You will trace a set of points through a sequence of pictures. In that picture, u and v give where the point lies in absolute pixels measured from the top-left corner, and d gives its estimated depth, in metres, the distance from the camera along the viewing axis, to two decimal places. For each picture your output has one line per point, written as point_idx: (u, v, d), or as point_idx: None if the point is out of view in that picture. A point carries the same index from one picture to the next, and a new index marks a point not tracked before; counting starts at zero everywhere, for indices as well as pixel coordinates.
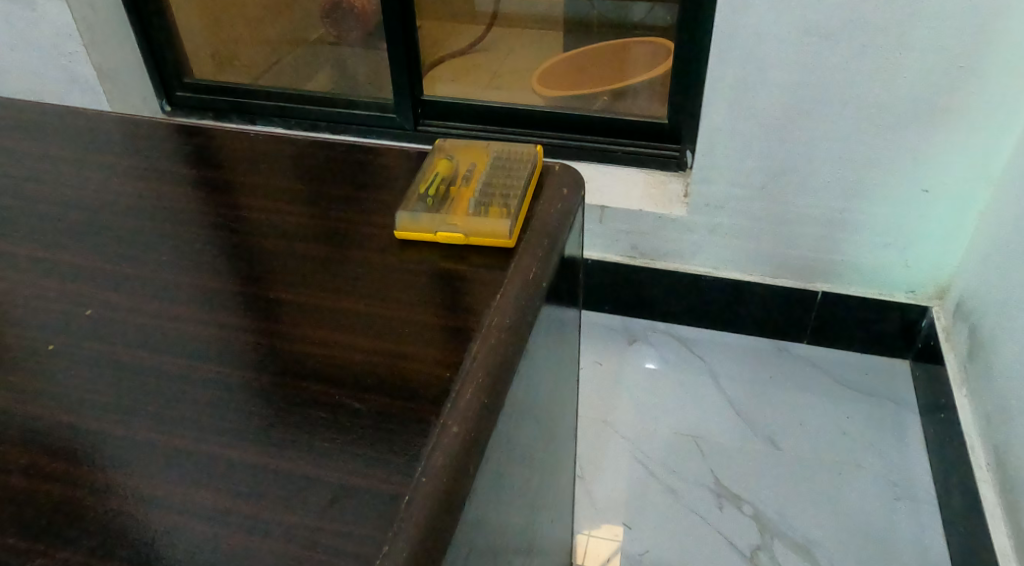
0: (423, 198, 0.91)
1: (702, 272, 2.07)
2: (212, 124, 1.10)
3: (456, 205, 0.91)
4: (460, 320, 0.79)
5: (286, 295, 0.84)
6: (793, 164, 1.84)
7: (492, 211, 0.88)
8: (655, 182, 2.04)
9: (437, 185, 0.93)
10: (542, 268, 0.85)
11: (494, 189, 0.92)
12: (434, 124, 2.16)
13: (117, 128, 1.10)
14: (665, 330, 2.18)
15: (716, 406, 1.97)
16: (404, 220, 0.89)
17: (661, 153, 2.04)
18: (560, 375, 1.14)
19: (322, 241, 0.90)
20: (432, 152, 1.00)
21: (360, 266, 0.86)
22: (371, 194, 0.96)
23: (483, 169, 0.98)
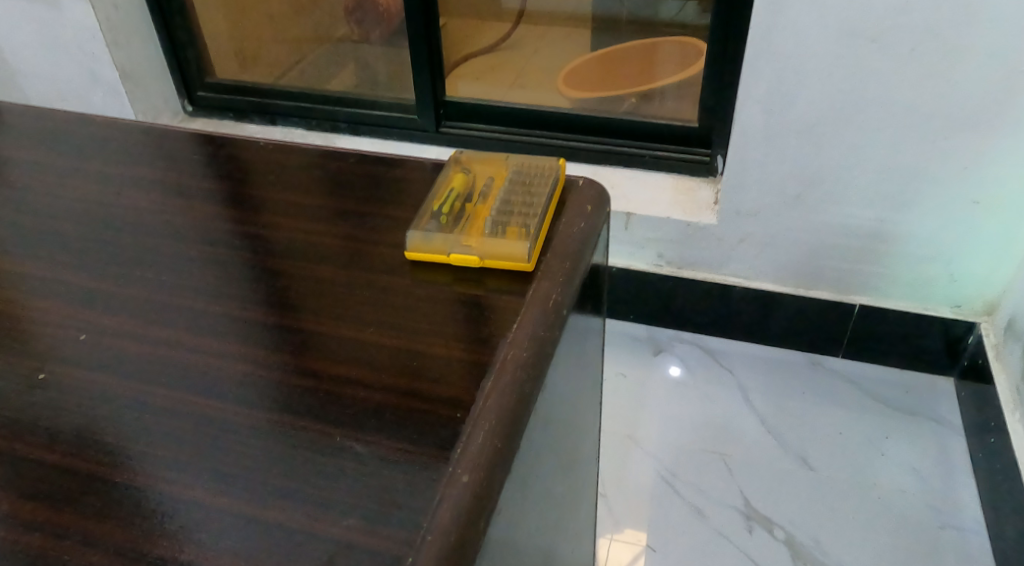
0: (436, 217, 0.84)
1: (732, 282, 1.99)
2: (222, 133, 1.05)
3: (471, 225, 0.85)
4: (474, 352, 0.73)
5: (289, 322, 0.78)
6: (832, 172, 1.76)
7: (509, 232, 0.82)
8: (684, 189, 1.95)
9: (451, 203, 0.87)
10: (565, 294, 0.79)
11: (511, 207, 0.86)
12: (456, 127, 2.09)
13: (124, 137, 1.05)
14: (692, 340, 2.10)
15: (746, 424, 1.88)
16: (415, 241, 0.82)
17: (691, 158, 1.96)
18: (583, 403, 1.08)
19: (329, 262, 0.84)
20: (447, 164, 0.93)
21: (369, 289, 0.80)
22: (383, 209, 0.90)
23: (499, 184, 0.91)
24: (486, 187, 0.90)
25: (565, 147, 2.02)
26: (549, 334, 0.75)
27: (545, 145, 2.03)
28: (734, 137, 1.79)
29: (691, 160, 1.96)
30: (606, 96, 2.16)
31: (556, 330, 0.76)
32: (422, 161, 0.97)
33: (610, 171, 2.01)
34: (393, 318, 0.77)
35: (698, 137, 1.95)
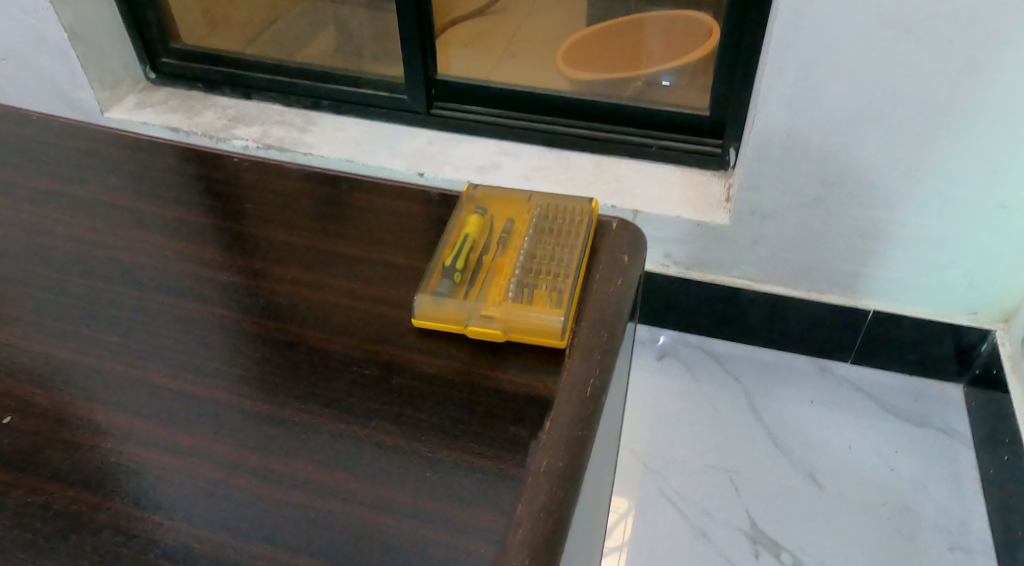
0: (452, 274, 0.87)
1: (740, 283, 1.87)
2: (224, 196, 1.01)
3: (490, 284, 0.88)
4: (502, 461, 0.73)
5: (320, 419, 0.77)
6: (854, 172, 1.62)
7: (536, 299, 0.83)
8: (693, 182, 1.81)
9: (469, 257, 0.90)
10: (602, 373, 0.79)
11: (537, 267, 0.87)
12: (448, 108, 1.92)
13: (111, 204, 1.00)
14: (697, 343, 1.98)
15: (752, 437, 1.78)
16: (428, 302, 0.84)
17: (701, 149, 1.81)
18: (613, 460, 0.95)
19: (356, 345, 0.83)
20: (460, 207, 0.96)
21: (401, 381, 0.80)
22: (411, 273, 0.90)
23: (519, 233, 0.93)
24: (504, 234, 0.93)
25: (565, 135, 1.86)
26: (586, 431, 0.75)
27: (543, 132, 1.86)
28: (749, 138, 1.65)
29: (701, 150, 1.81)
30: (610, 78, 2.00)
31: (592, 421, 0.76)
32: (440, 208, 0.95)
33: (614, 161, 1.85)
34: (423, 409, 0.77)
35: (709, 127, 1.80)
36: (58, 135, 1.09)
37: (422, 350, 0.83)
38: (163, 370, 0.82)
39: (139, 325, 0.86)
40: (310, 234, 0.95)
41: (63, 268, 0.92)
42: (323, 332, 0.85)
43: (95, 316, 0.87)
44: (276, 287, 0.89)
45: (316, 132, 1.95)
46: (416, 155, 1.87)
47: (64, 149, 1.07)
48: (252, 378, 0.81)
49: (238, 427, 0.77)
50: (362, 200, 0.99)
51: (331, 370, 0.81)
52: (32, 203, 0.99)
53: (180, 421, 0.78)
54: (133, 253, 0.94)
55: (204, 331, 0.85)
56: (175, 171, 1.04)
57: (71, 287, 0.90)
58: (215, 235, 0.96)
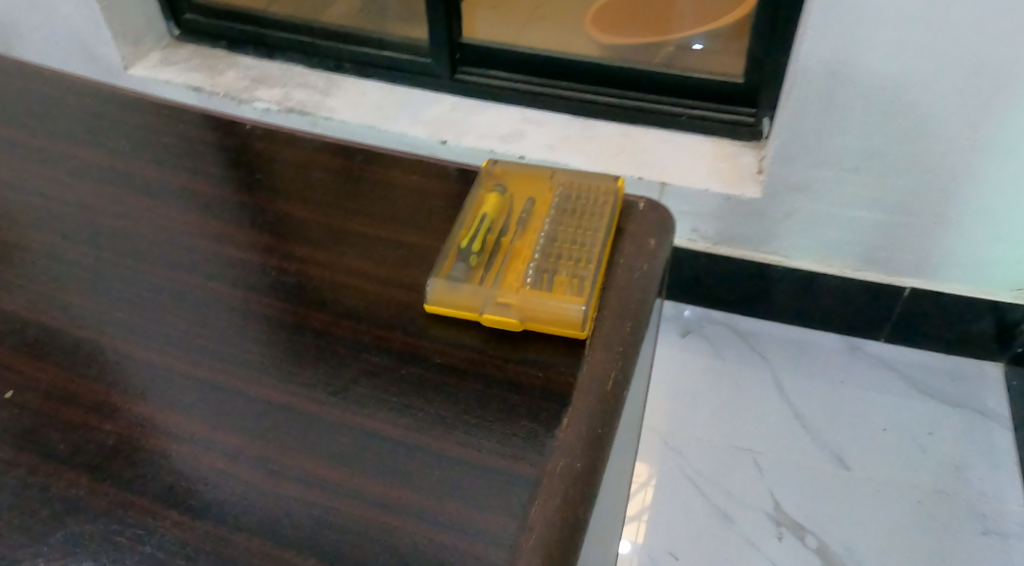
0: (468, 256, 0.84)
1: (770, 259, 1.80)
2: (236, 168, 0.97)
3: (507, 269, 0.85)
4: (515, 458, 0.70)
5: (326, 408, 0.75)
6: (897, 145, 1.54)
7: (556, 288, 0.81)
8: (724, 153, 1.74)
9: (487, 239, 0.87)
10: (625, 367, 0.76)
11: (558, 253, 0.84)
12: (472, 72, 1.86)
13: (121, 173, 0.97)
14: (723, 321, 1.93)
15: (778, 417, 1.74)
16: (442, 286, 0.82)
17: (734, 118, 1.75)
18: (630, 459, 0.89)
19: (366, 331, 0.80)
20: (479, 182, 0.93)
21: (410, 371, 0.77)
22: (425, 256, 0.87)
23: (539, 214, 0.90)
24: (524, 216, 0.89)
25: (592, 102, 1.80)
26: (604, 430, 0.72)
27: (569, 99, 1.80)
28: (786, 102, 1.55)
29: (734, 119, 1.74)
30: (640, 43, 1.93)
31: (611, 420, 0.73)
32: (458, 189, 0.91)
33: (641, 130, 1.79)
34: (436, 400, 0.75)
35: (742, 96, 1.73)
36: (69, 97, 1.06)
37: (437, 338, 0.80)
38: (167, 351, 0.79)
39: (144, 302, 0.83)
40: (324, 210, 0.92)
41: (70, 238, 0.89)
42: (334, 316, 0.82)
43: (101, 291, 0.85)
44: (288, 266, 0.87)
45: (337, 95, 1.90)
46: (439, 121, 1.82)
47: (74, 112, 1.04)
48: (258, 362, 0.78)
49: (241, 414, 0.74)
50: (376, 175, 0.95)
51: (341, 358, 0.78)
52: (43, 169, 0.97)
53: (183, 407, 0.75)
54: (142, 224, 0.91)
55: (211, 313, 0.83)
56: (186, 139, 1.01)
57: (78, 259, 0.88)
58: (226, 209, 0.93)
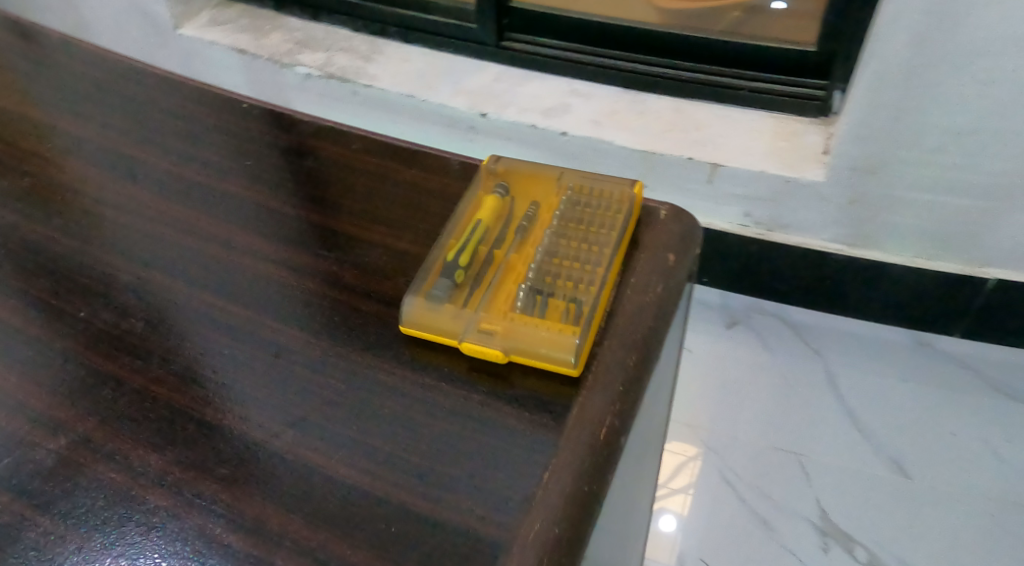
0: (448, 272, 0.60)
1: (833, 251, 1.50)
2: (183, 123, 0.80)
3: (501, 291, 0.60)
4: (466, 512, 0.50)
5: (260, 419, 0.56)
6: (996, 114, 1.22)
7: (558, 305, 0.58)
8: (786, 132, 1.47)
9: (475, 253, 0.62)
10: (640, 365, 0.55)
11: (563, 255, 0.60)
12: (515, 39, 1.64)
13: (42, 120, 0.80)
14: (775, 314, 1.62)
15: (830, 419, 1.45)
16: (409, 314, 0.58)
17: (802, 92, 1.47)
18: (644, 493, 0.71)
19: (309, 313, 0.62)
20: (475, 179, 0.67)
21: (364, 362, 0.58)
22: (386, 236, 0.67)
23: (548, 220, 0.63)
24: (527, 224, 0.63)
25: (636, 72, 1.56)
26: (596, 486, 0.50)
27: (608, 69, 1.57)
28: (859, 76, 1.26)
29: (802, 93, 1.46)
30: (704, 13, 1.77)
31: (607, 474, 0.51)
32: (448, 158, 0.73)
33: (691, 104, 1.54)
34: None
35: (814, 67, 1.45)
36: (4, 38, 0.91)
37: (384, 344, 0.59)
38: (59, 330, 0.62)
39: (35, 270, 0.67)
40: (262, 188, 0.73)
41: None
42: (270, 292, 0.64)
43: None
44: (209, 254, 0.67)
45: (378, 60, 1.70)
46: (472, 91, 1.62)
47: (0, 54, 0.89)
48: (192, 340, 0.61)
49: (170, 406, 0.57)
50: (331, 156, 0.75)
51: (273, 360, 0.59)
52: None
53: (84, 394, 0.58)
54: (49, 184, 0.75)
55: (123, 286, 0.66)
56: (121, 89, 0.85)
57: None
58: (153, 172, 0.76)
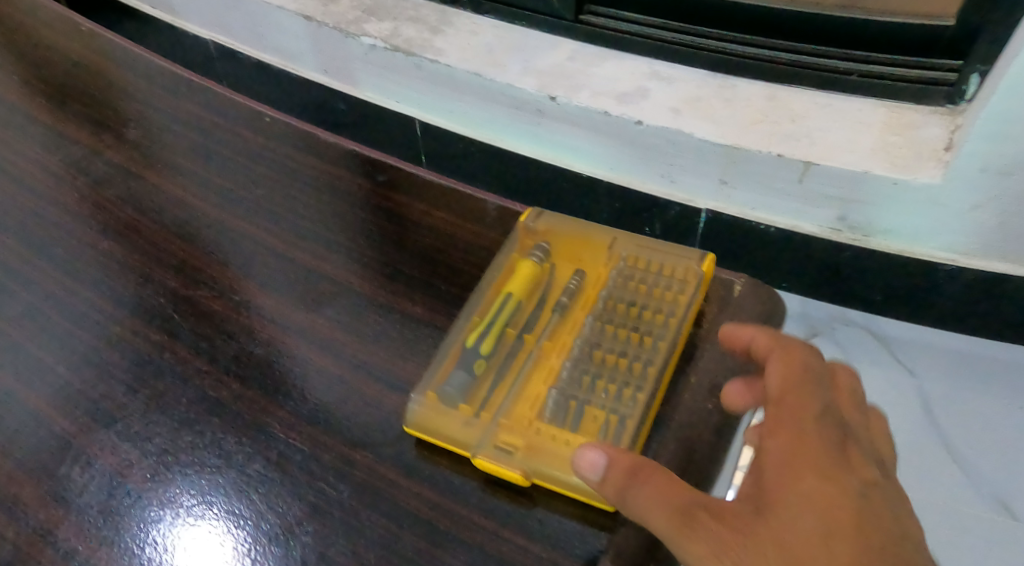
0: (471, 359, 0.57)
1: (983, 270, 0.80)
2: (194, 135, 0.72)
3: (525, 385, 0.57)
4: None
5: (238, 525, 0.50)
6: None
7: (593, 415, 0.54)
8: (895, 123, 0.77)
9: (504, 338, 0.59)
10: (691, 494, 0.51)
11: (605, 352, 0.57)
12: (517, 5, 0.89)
13: (41, 121, 0.72)
14: (862, 327, 0.91)
15: (929, 463, 0.82)
16: (421, 411, 0.54)
17: (920, 76, 0.76)
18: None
19: (299, 398, 0.56)
20: (510, 238, 0.64)
21: (361, 463, 0.53)
22: (406, 296, 0.62)
23: (585, 301, 0.61)
24: (565, 302, 0.60)
25: (620, 28, 0.86)
26: None
27: (571, 19, 0.86)
28: None
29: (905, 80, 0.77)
30: None
31: None
32: (484, 201, 0.67)
33: (723, 78, 0.83)
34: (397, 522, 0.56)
35: (940, 37, 0.74)
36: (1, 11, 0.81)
37: (386, 443, 0.54)
38: (34, 390, 0.56)
39: (18, 310, 0.60)
40: (273, 228, 0.66)
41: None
42: (264, 367, 0.58)
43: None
44: (205, 307, 0.61)
45: (444, 34, 0.89)
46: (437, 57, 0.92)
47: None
48: (171, 415, 0.55)
49: (143, 500, 0.52)
50: (358, 192, 0.68)
51: (258, 450, 0.53)
52: None
53: (49, 475, 0.53)
54: (41, 199, 0.67)
55: (104, 337, 0.59)
56: (130, 84, 0.76)
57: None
58: (152, 194, 0.68)
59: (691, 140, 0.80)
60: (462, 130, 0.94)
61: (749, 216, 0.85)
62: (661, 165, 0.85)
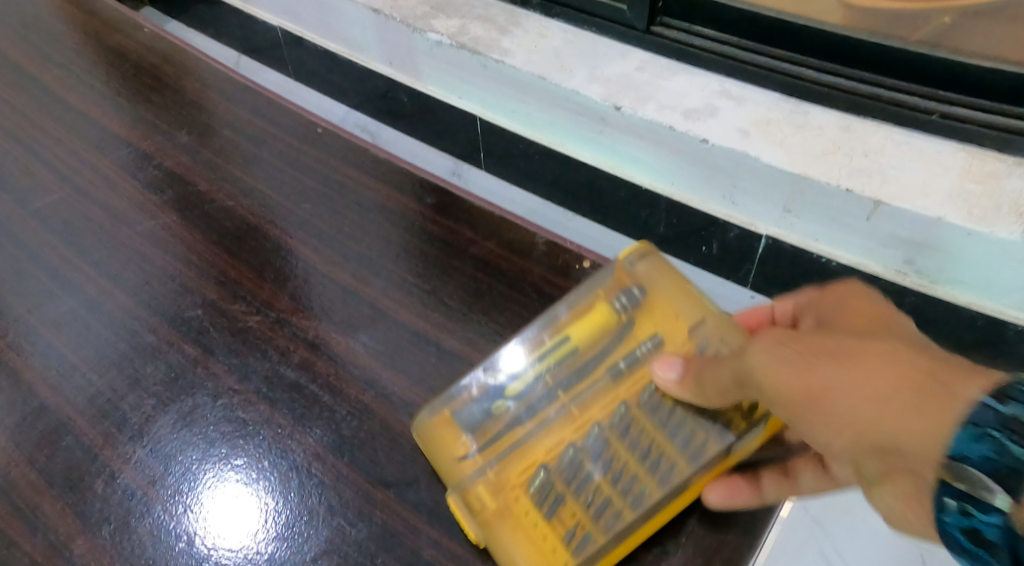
0: (494, 399, 0.56)
1: None
2: (246, 142, 0.71)
3: (528, 448, 0.54)
4: None
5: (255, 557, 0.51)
6: None
7: (569, 512, 0.51)
8: (975, 171, 0.72)
9: (535, 385, 0.56)
10: None
11: (611, 460, 0.52)
12: (567, 18, 0.88)
13: (100, 118, 0.72)
14: None
15: None
16: (427, 431, 0.55)
17: (992, 120, 0.73)
18: None
19: (325, 425, 0.56)
20: (603, 270, 0.59)
21: (382, 502, 0.53)
22: (443, 328, 0.61)
23: (631, 381, 0.55)
24: (618, 370, 0.55)
25: (693, 43, 0.82)
26: None
27: (642, 29, 0.83)
28: None
29: (977, 123, 0.73)
30: None
31: None
32: (532, 233, 0.65)
33: (797, 103, 0.78)
34: None
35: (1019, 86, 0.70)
36: (67, 8, 0.81)
37: (408, 481, 0.54)
38: (66, 397, 0.57)
39: (59, 312, 0.61)
40: (316, 242, 0.65)
41: (8, 193, 0.67)
42: (292, 391, 0.57)
43: (13, 282, 0.63)
44: (241, 323, 0.60)
45: (511, 35, 0.87)
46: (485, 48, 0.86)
47: (70, 27, 0.80)
48: (198, 434, 0.55)
49: (162, 519, 0.52)
50: (403, 213, 0.67)
51: (279, 480, 0.53)
52: (28, 95, 0.74)
53: (71, 487, 0.53)
54: (91, 202, 0.67)
55: (140, 347, 0.59)
56: (188, 86, 0.76)
57: (6, 224, 0.66)
58: (200, 200, 0.68)
59: (752, 163, 0.76)
60: (522, 130, 0.91)
61: (809, 248, 0.80)
62: (724, 185, 0.80)
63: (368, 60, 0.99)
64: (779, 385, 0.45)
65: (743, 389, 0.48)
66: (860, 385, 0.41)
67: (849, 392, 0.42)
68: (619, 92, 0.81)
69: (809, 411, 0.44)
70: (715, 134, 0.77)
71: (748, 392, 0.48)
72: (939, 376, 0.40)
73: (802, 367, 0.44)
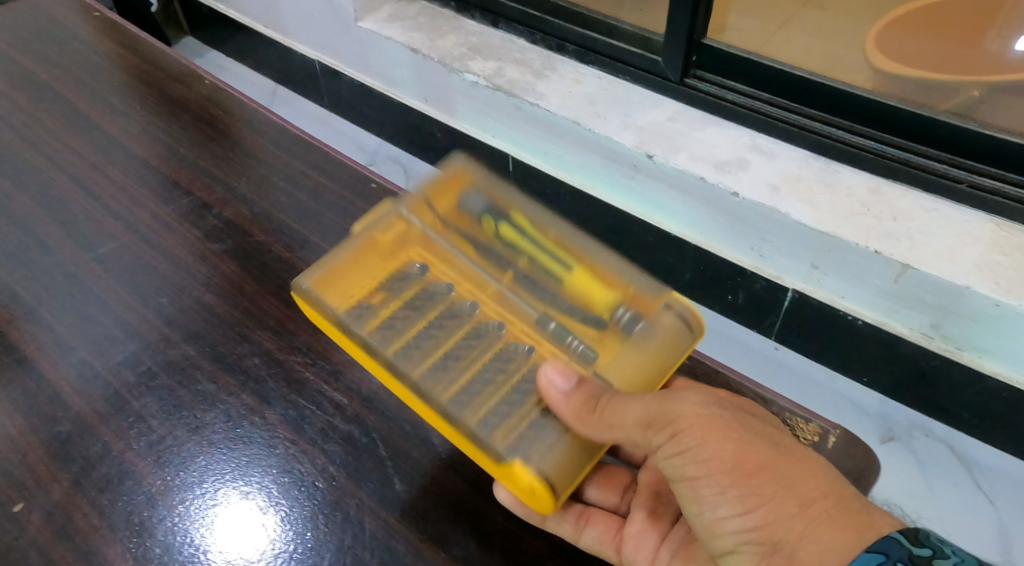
0: (492, 215, 0.67)
1: None
2: (302, 195, 0.74)
3: (435, 254, 0.65)
4: None
5: None
6: None
7: (379, 295, 0.61)
8: (1004, 244, 0.74)
9: (511, 250, 0.66)
10: None
11: (440, 332, 0.60)
12: (598, 63, 0.91)
13: (162, 168, 0.75)
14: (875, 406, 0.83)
15: None
16: (449, 186, 0.68)
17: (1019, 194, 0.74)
18: None
19: (377, 480, 0.57)
20: (654, 290, 0.63)
21: (433, 560, 0.55)
22: None
23: (534, 329, 0.61)
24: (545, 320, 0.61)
25: (725, 97, 0.85)
26: None
27: (677, 81, 0.86)
28: None
29: (1004, 196, 0.74)
30: (912, 45, 1.05)
31: None
32: None
33: (827, 162, 0.81)
34: None
35: None
36: (131, 60, 0.85)
37: (457, 539, 0.55)
38: (130, 443, 0.59)
39: (123, 358, 0.63)
40: None
41: (73, 238, 0.70)
42: (346, 444, 0.59)
43: (78, 325, 0.65)
44: (298, 373, 0.63)
45: (548, 79, 0.90)
46: (523, 91, 0.89)
47: (131, 80, 0.83)
48: (256, 484, 0.57)
49: None
50: None
51: (332, 533, 0.55)
52: (92, 142, 0.77)
53: (133, 532, 0.55)
54: (153, 250, 0.70)
55: (200, 395, 0.61)
56: (243, 137, 0.79)
57: (72, 271, 0.68)
58: (257, 249, 0.70)
59: (783, 220, 0.78)
60: (556, 171, 0.94)
61: (835, 305, 0.82)
62: (754, 239, 0.82)
63: (404, 96, 1.02)
64: (711, 450, 0.51)
65: (651, 430, 0.53)
66: (786, 484, 0.51)
67: (779, 482, 0.51)
68: (650, 141, 0.83)
69: (730, 475, 0.51)
70: (744, 185, 0.79)
71: (655, 434, 0.53)
72: (840, 509, 0.50)
73: (741, 445, 0.52)
